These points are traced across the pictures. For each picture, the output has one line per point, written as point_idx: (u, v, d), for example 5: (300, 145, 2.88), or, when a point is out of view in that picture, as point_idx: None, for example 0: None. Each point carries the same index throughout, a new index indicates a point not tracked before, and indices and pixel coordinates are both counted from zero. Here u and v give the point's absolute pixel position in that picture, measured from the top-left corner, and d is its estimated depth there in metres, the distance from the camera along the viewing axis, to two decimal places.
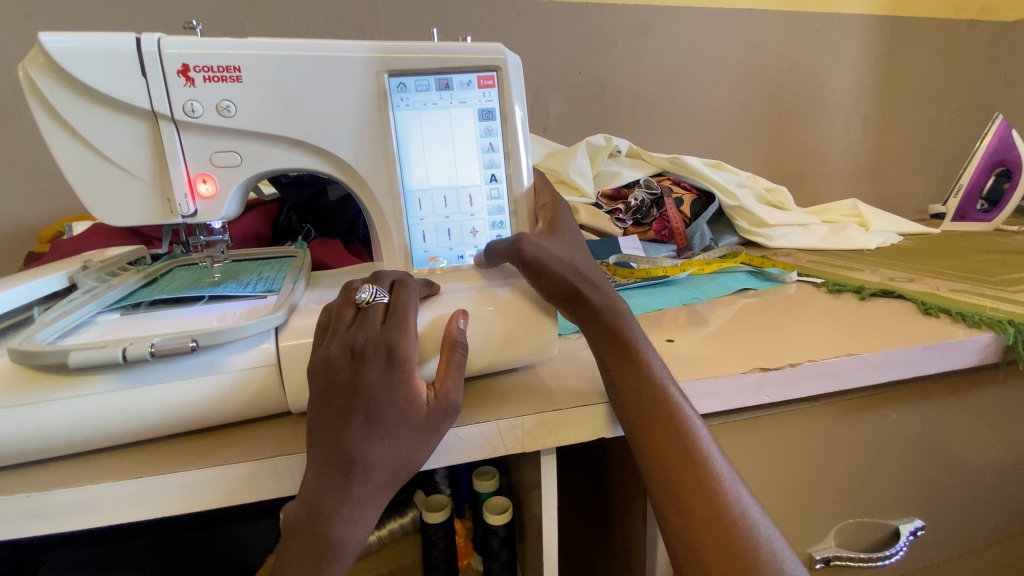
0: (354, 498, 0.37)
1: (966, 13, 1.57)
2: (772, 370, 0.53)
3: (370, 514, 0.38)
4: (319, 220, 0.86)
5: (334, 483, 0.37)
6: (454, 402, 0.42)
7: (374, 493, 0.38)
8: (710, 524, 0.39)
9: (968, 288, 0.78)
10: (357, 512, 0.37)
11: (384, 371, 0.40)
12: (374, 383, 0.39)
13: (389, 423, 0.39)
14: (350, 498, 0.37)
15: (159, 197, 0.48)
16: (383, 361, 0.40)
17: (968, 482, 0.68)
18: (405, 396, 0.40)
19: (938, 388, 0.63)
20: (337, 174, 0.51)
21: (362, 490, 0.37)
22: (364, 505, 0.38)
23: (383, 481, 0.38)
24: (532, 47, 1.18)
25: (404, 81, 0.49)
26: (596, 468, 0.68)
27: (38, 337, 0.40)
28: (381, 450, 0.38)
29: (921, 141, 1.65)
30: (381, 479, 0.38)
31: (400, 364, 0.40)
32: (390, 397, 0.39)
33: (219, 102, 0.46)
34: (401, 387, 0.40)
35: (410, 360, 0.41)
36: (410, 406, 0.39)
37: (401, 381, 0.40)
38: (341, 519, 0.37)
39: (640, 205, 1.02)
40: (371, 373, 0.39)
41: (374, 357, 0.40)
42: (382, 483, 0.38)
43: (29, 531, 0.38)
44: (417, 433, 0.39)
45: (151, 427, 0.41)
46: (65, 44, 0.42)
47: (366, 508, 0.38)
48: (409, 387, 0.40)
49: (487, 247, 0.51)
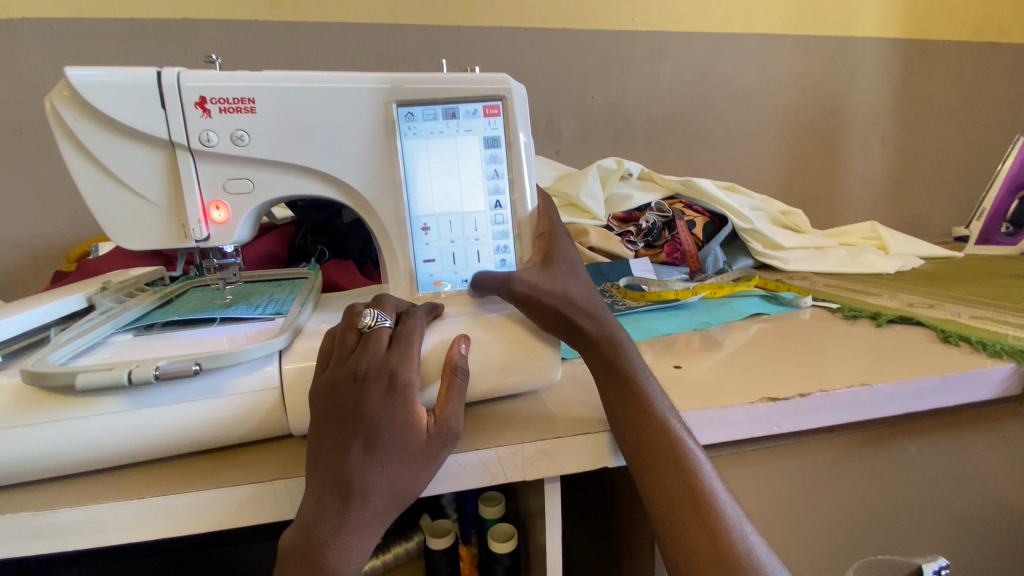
0: (351, 525, 0.37)
1: (984, 35, 1.55)
2: (781, 400, 0.51)
3: (367, 543, 0.38)
4: (333, 242, 0.88)
5: (332, 509, 0.37)
6: (454, 428, 0.42)
7: (371, 522, 0.38)
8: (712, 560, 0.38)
9: (992, 315, 0.75)
10: (354, 542, 0.37)
11: (385, 397, 0.40)
12: (375, 409, 0.39)
13: (389, 449, 0.39)
14: (348, 526, 0.37)
15: (173, 222, 0.50)
16: (384, 386, 0.40)
17: (996, 519, 0.64)
18: (405, 421, 0.40)
19: (958, 420, 0.60)
20: (346, 200, 0.52)
21: (359, 518, 0.37)
22: (361, 533, 0.37)
23: (381, 509, 0.38)
24: (545, 73, 1.20)
25: (412, 110, 0.50)
26: (604, 497, 0.67)
27: (51, 358, 0.41)
28: (380, 476, 0.38)
29: (942, 163, 1.62)
30: (378, 507, 0.38)
31: (402, 389, 0.40)
32: (391, 422, 0.39)
33: (234, 132, 0.47)
34: (401, 412, 0.40)
35: (412, 385, 0.41)
36: (409, 432, 0.40)
37: (402, 406, 0.40)
38: (336, 549, 0.36)
39: (652, 227, 1.03)
40: (371, 398, 0.39)
41: (375, 381, 0.40)
42: (380, 510, 0.38)
43: (32, 550, 0.38)
44: (416, 459, 0.39)
45: (155, 447, 0.42)
46: (89, 77, 0.44)
47: (363, 536, 0.37)
48: (409, 413, 0.40)
49: (476, 278, 0.52)
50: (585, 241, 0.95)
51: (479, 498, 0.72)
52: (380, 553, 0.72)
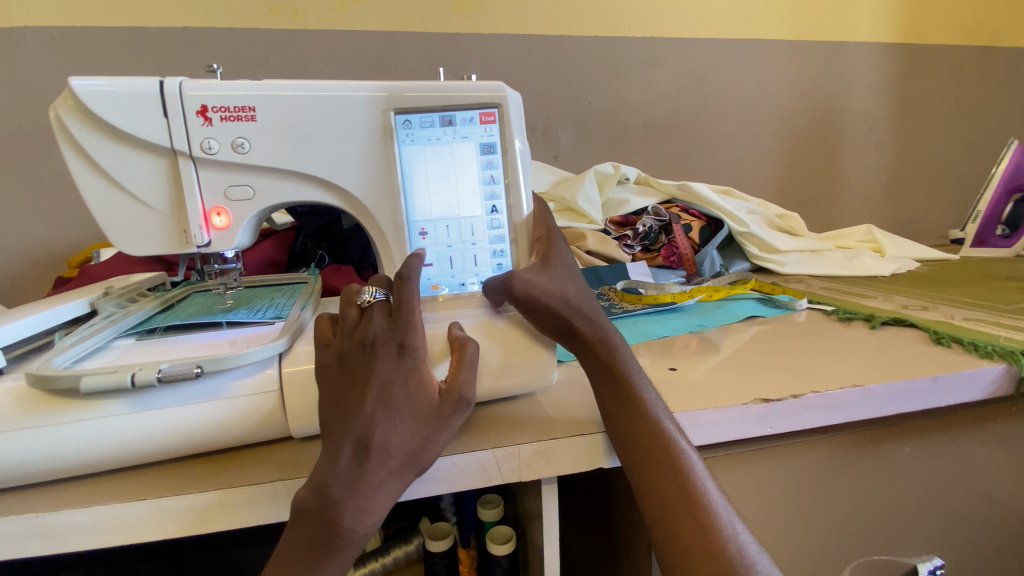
0: (369, 482, 0.39)
1: (978, 40, 1.57)
2: (774, 401, 0.52)
3: (382, 501, 0.39)
4: (333, 247, 0.89)
5: (347, 468, 0.39)
6: (466, 394, 0.44)
7: (386, 480, 0.39)
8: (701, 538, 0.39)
9: (984, 317, 0.76)
10: (370, 499, 0.39)
11: (396, 361, 0.42)
12: (387, 372, 0.41)
13: (402, 409, 0.41)
14: (364, 483, 0.39)
15: (175, 228, 0.51)
16: (394, 353, 0.42)
17: (990, 519, 0.65)
18: (417, 382, 0.42)
19: (951, 421, 0.61)
20: (344, 206, 0.53)
21: (375, 475, 0.39)
22: (377, 491, 0.39)
23: (395, 468, 0.40)
24: (542, 80, 1.22)
25: (410, 118, 0.51)
26: (602, 500, 0.67)
27: (55, 361, 0.42)
28: (394, 436, 0.40)
29: (938, 167, 1.63)
30: (393, 466, 0.40)
31: (412, 354, 0.42)
32: (403, 385, 0.41)
33: (234, 140, 0.48)
34: (413, 374, 0.42)
35: (420, 351, 0.43)
36: (422, 394, 0.42)
37: (414, 370, 0.42)
38: (353, 504, 0.38)
39: (649, 231, 1.04)
40: (383, 362, 0.41)
41: (385, 348, 0.42)
42: (395, 469, 0.40)
43: (36, 551, 0.39)
44: (429, 420, 0.42)
45: (157, 449, 0.42)
46: (93, 87, 0.45)
47: (378, 494, 0.39)
48: (421, 376, 0.43)
49: (488, 283, 0.51)
50: (582, 245, 0.96)
51: (478, 500, 0.72)
52: (380, 556, 0.72)
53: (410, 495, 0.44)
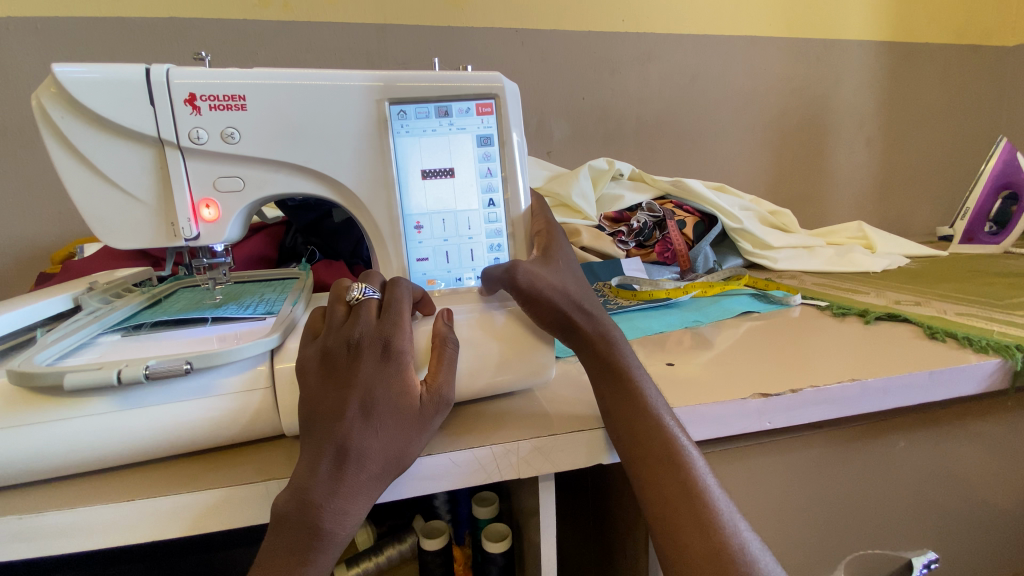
0: (347, 487, 0.38)
1: (966, 38, 1.58)
2: (773, 396, 0.52)
3: (361, 506, 0.38)
4: (324, 242, 0.87)
5: (326, 473, 0.38)
6: (446, 396, 0.43)
7: (365, 485, 0.38)
8: (699, 535, 0.39)
9: (975, 312, 0.77)
10: (348, 504, 0.37)
11: (380, 363, 0.41)
12: (370, 375, 0.41)
13: (384, 414, 0.40)
14: (342, 489, 0.37)
15: (162, 221, 0.50)
16: (379, 354, 0.42)
17: (982, 512, 0.66)
18: (399, 386, 0.41)
19: (945, 417, 0.61)
20: (337, 198, 0.52)
21: (354, 480, 0.38)
22: (355, 496, 0.38)
23: (374, 473, 0.39)
24: (537, 73, 1.21)
25: (405, 109, 0.50)
26: (599, 497, 0.67)
27: (37, 358, 0.40)
28: (375, 441, 0.39)
29: (926, 163, 1.64)
30: (372, 471, 0.39)
31: (395, 355, 0.42)
32: (386, 387, 0.41)
33: (224, 130, 0.47)
34: (395, 378, 0.41)
35: (405, 353, 0.42)
36: (404, 397, 0.41)
37: (396, 372, 0.42)
38: (331, 510, 0.37)
39: (643, 227, 1.03)
40: (367, 365, 0.41)
41: (370, 349, 0.42)
42: (375, 474, 0.39)
43: (17, 554, 0.38)
44: (411, 424, 0.41)
45: (144, 449, 0.41)
46: (76, 73, 0.44)
47: (357, 499, 0.38)
48: (403, 379, 0.42)
49: (485, 273, 0.51)
50: (577, 241, 0.95)
51: (473, 498, 0.71)
52: (374, 555, 0.71)
53: (408, 494, 0.44)
